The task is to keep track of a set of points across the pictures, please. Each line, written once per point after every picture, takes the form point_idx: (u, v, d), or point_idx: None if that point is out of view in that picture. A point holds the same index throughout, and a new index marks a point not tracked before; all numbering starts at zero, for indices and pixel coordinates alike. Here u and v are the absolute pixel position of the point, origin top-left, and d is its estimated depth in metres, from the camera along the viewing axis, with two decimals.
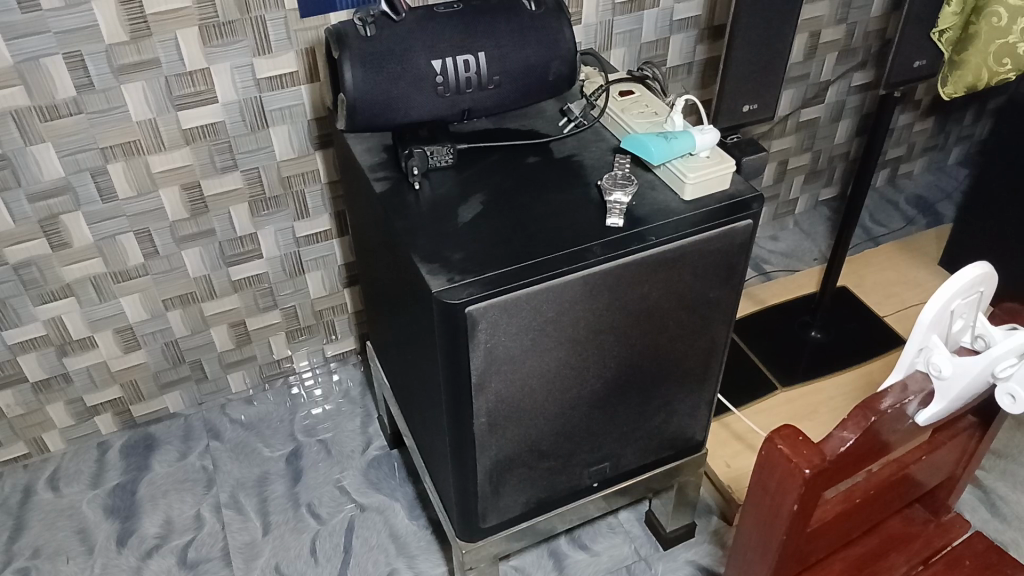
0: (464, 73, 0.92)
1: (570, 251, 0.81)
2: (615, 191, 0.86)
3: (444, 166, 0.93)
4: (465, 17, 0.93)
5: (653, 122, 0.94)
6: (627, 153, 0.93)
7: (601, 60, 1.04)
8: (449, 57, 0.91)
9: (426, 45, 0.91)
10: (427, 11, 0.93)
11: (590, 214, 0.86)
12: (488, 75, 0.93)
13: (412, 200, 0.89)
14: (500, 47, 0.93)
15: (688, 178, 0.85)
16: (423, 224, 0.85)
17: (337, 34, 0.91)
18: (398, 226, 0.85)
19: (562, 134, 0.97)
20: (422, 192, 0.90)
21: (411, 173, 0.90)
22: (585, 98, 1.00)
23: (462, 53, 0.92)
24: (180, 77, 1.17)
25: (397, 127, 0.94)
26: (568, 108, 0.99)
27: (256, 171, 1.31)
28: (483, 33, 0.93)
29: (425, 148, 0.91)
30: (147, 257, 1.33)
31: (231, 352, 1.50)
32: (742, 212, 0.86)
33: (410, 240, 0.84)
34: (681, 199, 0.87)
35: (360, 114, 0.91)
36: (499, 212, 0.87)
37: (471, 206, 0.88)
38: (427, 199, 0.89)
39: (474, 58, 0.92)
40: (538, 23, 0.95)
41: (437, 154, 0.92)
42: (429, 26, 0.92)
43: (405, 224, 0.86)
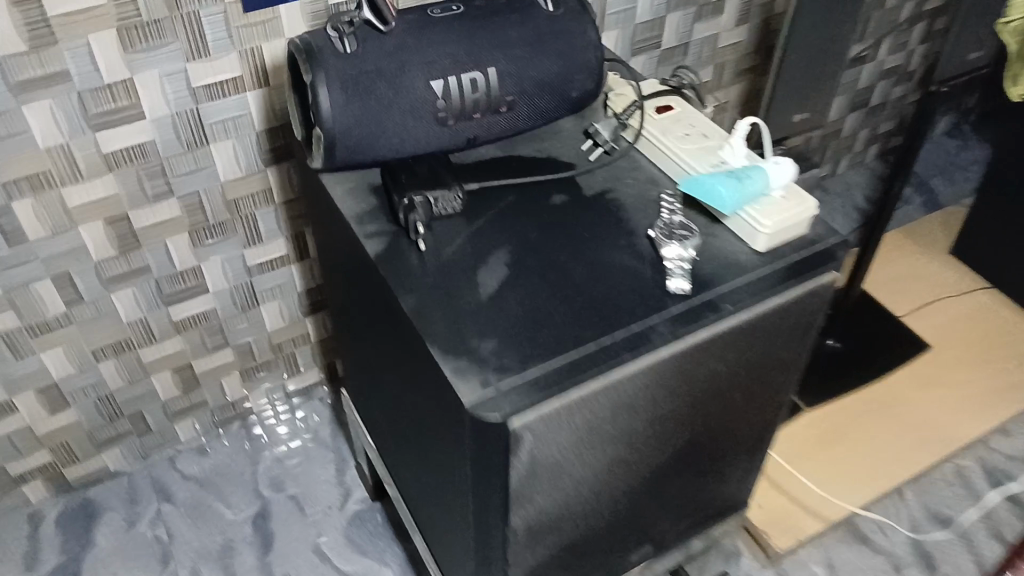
0: (471, 94, 0.73)
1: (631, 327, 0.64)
2: (673, 246, 0.69)
3: (451, 214, 0.75)
4: (468, 24, 0.74)
5: (704, 149, 0.77)
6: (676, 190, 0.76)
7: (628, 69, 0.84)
8: (452, 76, 0.72)
9: (424, 63, 0.71)
10: (420, 16, 0.74)
11: (646, 277, 0.69)
12: (500, 97, 0.75)
13: (416, 263, 0.70)
14: (513, 60, 0.74)
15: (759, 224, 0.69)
16: (438, 296, 0.67)
17: (307, 48, 0.71)
18: (404, 302, 0.67)
19: (590, 164, 0.79)
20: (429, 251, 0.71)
21: (414, 229, 0.71)
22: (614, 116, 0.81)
23: (468, 69, 0.73)
24: (98, 92, 0.94)
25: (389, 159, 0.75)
26: (592, 125, 0.81)
27: (196, 197, 1.09)
28: (494, 44, 0.74)
29: (428, 194, 0.72)
30: (69, 305, 1.10)
31: (177, 400, 1.30)
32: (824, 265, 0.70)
33: (422, 316, 0.65)
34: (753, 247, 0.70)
35: (341, 152, 0.72)
36: (531, 277, 0.69)
37: (494, 268, 0.70)
38: (437, 260, 0.70)
39: (484, 78, 0.73)
40: (557, 28, 0.76)
41: (443, 201, 0.73)
42: (426, 37, 0.72)
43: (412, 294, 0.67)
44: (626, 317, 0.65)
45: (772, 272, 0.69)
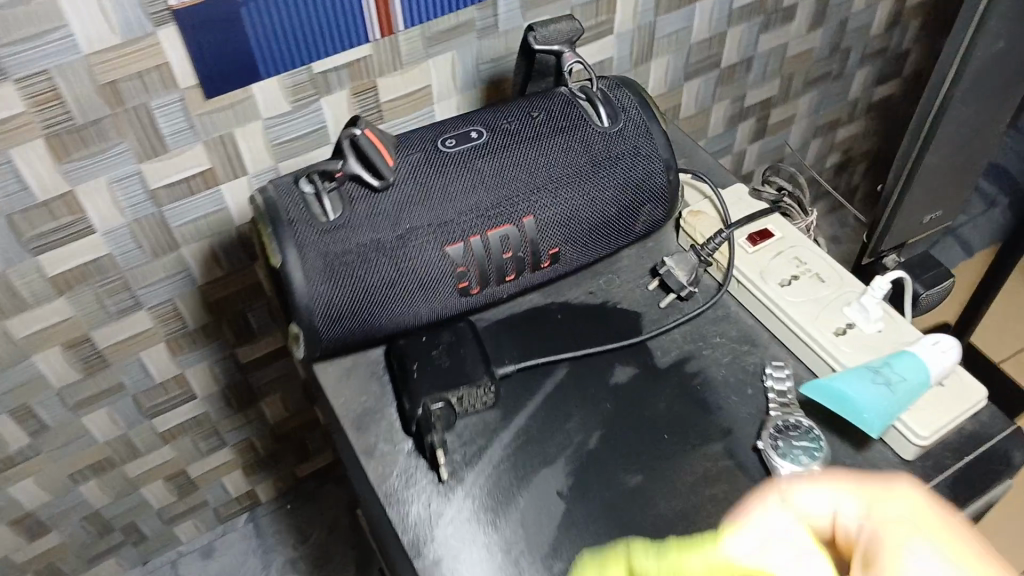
0: (502, 258, 0.54)
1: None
2: (789, 469, 0.51)
3: (480, 410, 0.56)
4: (496, 162, 0.53)
5: (819, 300, 0.57)
6: (784, 366, 0.58)
7: (703, 182, 0.64)
8: (477, 240, 0.53)
9: (437, 226, 0.52)
10: (429, 153, 0.54)
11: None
12: (541, 251, 0.55)
13: (436, 498, 0.52)
14: (559, 206, 0.54)
15: (911, 433, 0.51)
16: (473, 562, 0.49)
17: (273, 214, 0.51)
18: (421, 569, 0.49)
19: (665, 324, 0.60)
20: (455, 478, 0.53)
21: (431, 448, 0.52)
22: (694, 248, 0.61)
23: (499, 228, 0.53)
24: (32, 212, 0.74)
25: (394, 336, 0.57)
26: (664, 261, 0.61)
27: (168, 304, 0.90)
28: (532, 187, 0.54)
29: (450, 395, 0.54)
30: (33, 435, 0.93)
31: (175, 504, 1.14)
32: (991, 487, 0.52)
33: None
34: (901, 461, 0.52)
35: (329, 344, 0.54)
36: (596, 519, 0.51)
37: (546, 503, 0.52)
38: (466, 494, 0.52)
39: (518, 232, 0.54)
40: (618, 151, 0.56)
41: (470, 398, 0.55)
42: (439, 189, 0.52)
43: (436, 559, 0.49)
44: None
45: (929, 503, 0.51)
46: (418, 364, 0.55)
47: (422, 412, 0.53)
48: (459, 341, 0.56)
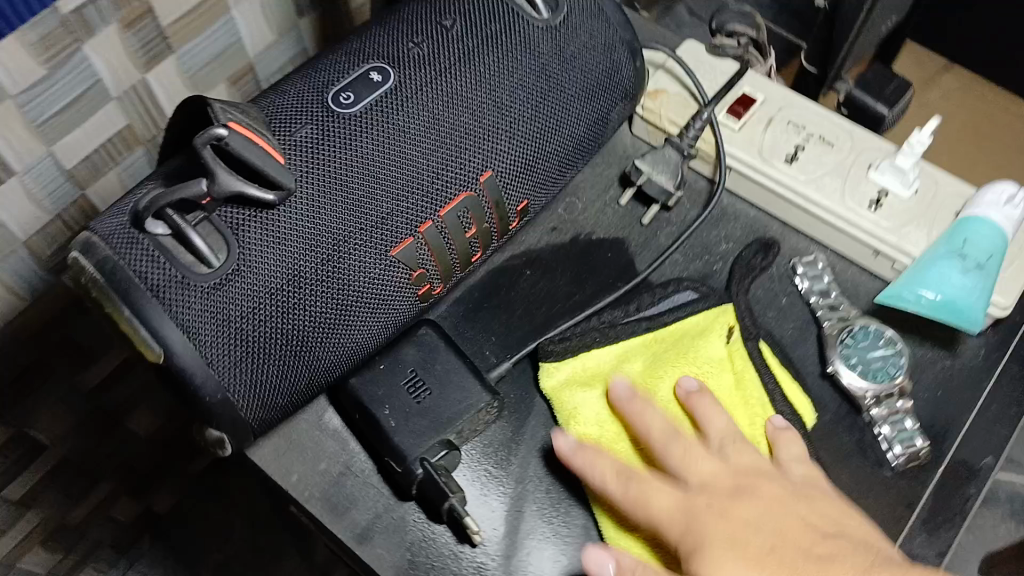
0: (461, 244, 0.39)
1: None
2: (876, 394, 0.43)
3: (484, 429, 0.43)
4: (426, 115, 0.37)
5: (838, 170, 0.47)
6: (813, 256, 0.47)
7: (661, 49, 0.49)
8: (428, 234, 0.38)
9: (374, 233, 0.36)
10: (325, 123, 0.36)
11: (851, 457, 0.43)
12: (509, 212, 0.41)
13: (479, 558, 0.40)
14: (519, 153, 0.39)
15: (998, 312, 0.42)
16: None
17: (125, 288, 0.33)
18: None
19: (664, 243, 0.48)
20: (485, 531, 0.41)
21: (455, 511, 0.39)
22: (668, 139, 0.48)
23: (452, 209, 0.38)
24: None
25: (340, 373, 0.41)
26: (637, 167, 0.48)
27: None
28: (482, 139, 0.38)
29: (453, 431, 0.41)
30: None
31: None
32: None
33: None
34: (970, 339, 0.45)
35: (262, 426, 0.38)
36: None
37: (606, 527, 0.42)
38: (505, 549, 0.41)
39: (479, 200, 0.39)
40: (573, 54, 0.40)
41: (475, 421, 0.42)
42: (360, 178, 0.36)
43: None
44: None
45: (1012, 377, 0.45)
46: (394, 408, 0.41)
47: (426, 474, 0.39)
48: (431, 355, 0.42)
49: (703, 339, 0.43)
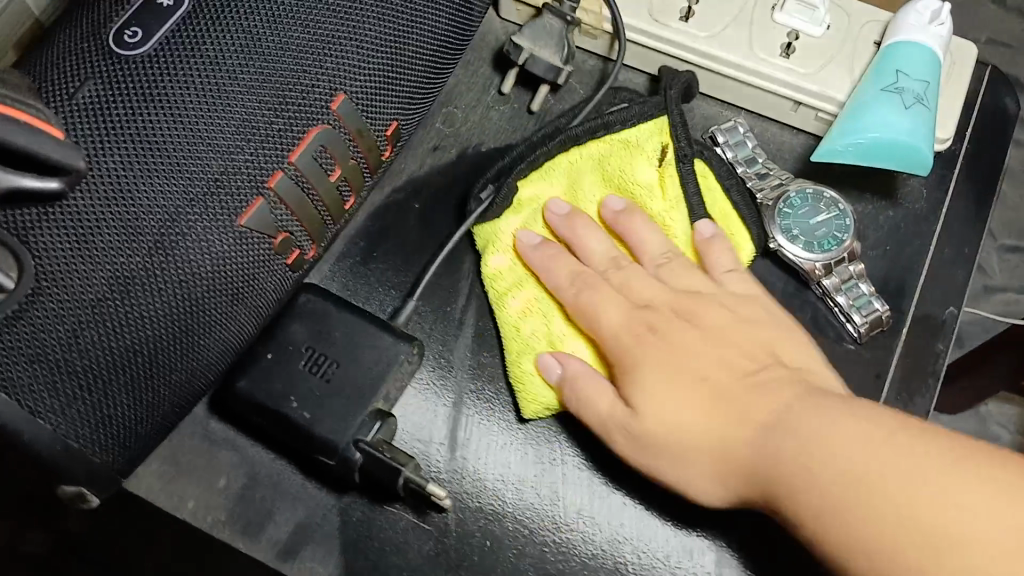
0: (326, 191, 0.32)
1: None
2: (826, 265, 0.38)
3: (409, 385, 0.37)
4: (240, 41, 0.29)
5: (740, 19, 0.40)
6: (726, 122, 0.41)
7: None
8: (281, 188, 0.30)
9: (209, 200, 0.28)
10: (112, 76, 0.28)
11: (810, 335, 0.38)
12: (378, 141, 0.33)
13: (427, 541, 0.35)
14: (370, 66, 0.32)
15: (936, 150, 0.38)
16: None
17: None
18: None
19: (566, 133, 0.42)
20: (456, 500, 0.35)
21: (417, 479, 0.33)
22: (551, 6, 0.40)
23: (304, 151, 0.30)
24: None
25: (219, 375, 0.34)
26: (517, 43, 0.41)
27: None
28: (320, 56, 0.30)
29: (384, 394, 0.34)
30: None
31: None
32: (1000, 151, 0.43)
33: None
34: (911, 178, 0.41)
35: (134, 466, 0.30)
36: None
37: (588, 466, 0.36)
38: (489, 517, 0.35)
39: (336, 131, 0.31)
40: None
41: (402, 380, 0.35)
42: (174, 138, 0.28)
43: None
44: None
45: (963, 210, 0.41)
46: (300, 398, 0.34)
47: (366, 457, 0.33)
48: (325, 322, 0.35)
49: (638, 147, 0.39)
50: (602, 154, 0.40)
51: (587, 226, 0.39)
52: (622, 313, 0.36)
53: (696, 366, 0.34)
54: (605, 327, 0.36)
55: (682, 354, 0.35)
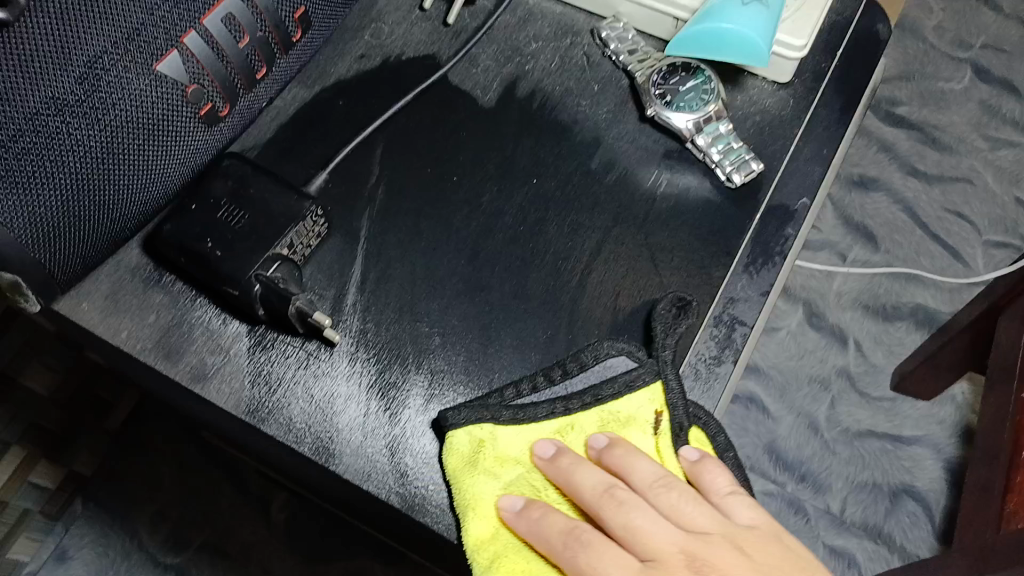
0: (233, 57, 0.38)
1: (713, 322, 0.41)
2: (697, 124, 0.44)
3: (314, 244, 0.42)
4: None
5: None
6: (616, 37, 0.47)
7: None
8: (192, 46, 0.37)
9: (132, 47, 0.35)
10: None
11: (675, 217, 0.43)
12: (285, 21, 0.40)
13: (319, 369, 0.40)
14: None
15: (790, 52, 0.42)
16: (421, 435, 0.39)
17: None
18: (336, 453, 0.38)
19: (475, 47, 0.48)
20: (344, 335, 0.41)
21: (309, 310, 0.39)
22: None
23: (214, 18, 0.37)
24: None
25: (145, 210, 0.40)
26: None
27: None
28: None
29: (286, 235, 0.40)
30: None
31: None
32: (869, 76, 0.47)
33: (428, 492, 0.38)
34: (777, 89, 0.45)
35: (61, 265, 0.37)
36: (562, 361, 0.39)
37: (462, 315, 0.41)
38: (373, 352, 0.40)
39: (244, 5, 0.38)
40: None
41: (302, 234, 0.41)
42: None
43: (390, 447, 0.38)
44: (700, 307, 0.41)
45: (827, 118, 0.45)
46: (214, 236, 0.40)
47: (264, 288, 0.39)
48: (242, 181, 0.41)
49: (631, 425, 0.37)
50: (608, 414, 0.38)
51: (575, 464, 0.35)
52: (600, 482, 0.35)
53: None
54: None
55: None
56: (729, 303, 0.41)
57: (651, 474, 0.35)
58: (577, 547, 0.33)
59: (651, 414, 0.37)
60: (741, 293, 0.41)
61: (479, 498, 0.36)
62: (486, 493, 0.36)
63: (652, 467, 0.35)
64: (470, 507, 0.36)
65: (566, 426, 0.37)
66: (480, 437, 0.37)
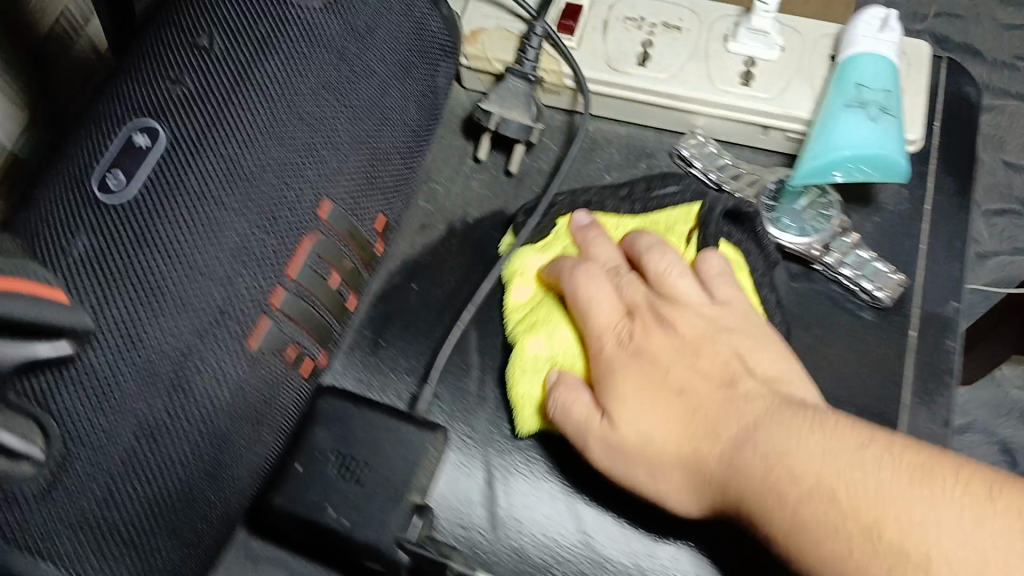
0: (327, 296, 0.32)
1: None
2: (824, 243, 0.40)
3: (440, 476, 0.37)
4: (221, 168, 0.29)
5: (695, 54, 0.41)
6: (700, 154, 0.42)
7: None
8: (284, 304, 0.31)
9: (219, 332, 0.29)
10: (104, 229, 0.28)
11: (823, 352, 0.39)
12: (368, 235, 0.34)
13: None
14: (349, 170, 0.32)
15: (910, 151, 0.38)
16: (539, 498, 0.37)
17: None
18: None
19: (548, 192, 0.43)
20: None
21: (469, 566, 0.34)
22: (512, 71, 0.41)
23: (299, 265, 0.31)
24: None
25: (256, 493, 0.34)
26: (484, 108, 0.41)
27: None
28: (299, 169, 0.31)
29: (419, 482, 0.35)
30: None
31: None
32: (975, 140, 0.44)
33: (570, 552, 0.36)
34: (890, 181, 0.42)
35: None
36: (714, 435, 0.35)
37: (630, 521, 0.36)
38: None
39: (327, 237, 0.32)
40: (372, 27, 0.33)
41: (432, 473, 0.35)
42: (173, 281, 0.28)
43: None
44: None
45: (947, 202, 0.42)
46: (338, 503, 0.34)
47: (414, 556, 0.33)
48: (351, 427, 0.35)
49: (672, 223, 0.40)
50: (654, 221, 0.40)
51: (598, 236, 0.39)
52: (612, 314, 0.37)
53: (672, 386, 0.35)
54: (598, 323, 0.37)
55: (658, 368, 0.36)
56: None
57: (668, 264, 0.38)
58: (576, 285, 0.38)
59: (687, 225, 0.40)
60: (926, 431, 0.37)
61: (535, 320, 0.38)
62: (545, 317, 0.38)
63: (676, 262, 0.38)
64: (514, 275, 0.40)
65: (609, 223, 0.41)
66: (535, 219, 0.40)
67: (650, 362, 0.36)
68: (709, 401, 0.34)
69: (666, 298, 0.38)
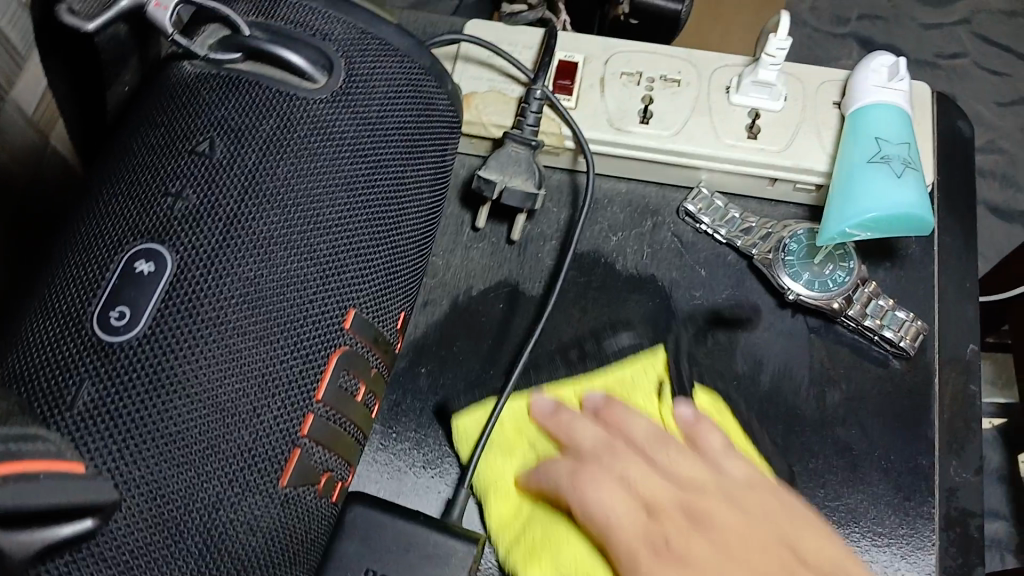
0: (357, 412, 0.30)
1: (943, 525, 0.36)
2: (847, 298, 0.39)
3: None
4: (236, 292, 0.26)
5: (698, 108, 0.40)
6: (707, 209, 0.41)
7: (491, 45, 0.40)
8: (316, 432, 0.28)
9: (251, 475, 0.26)
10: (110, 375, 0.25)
11: (852, 409, 0.38)
12: (390, 336, 0.31)
13: None
14: (369, 273, 0.30)
15: None
16: None
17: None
18: None
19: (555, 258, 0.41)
20: None
21: None
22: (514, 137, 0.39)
23: (328, 386, 0.28)
24: None
25: None
26: (485, 177, 0.39)
27: None
28: (319, 281, 0.28)
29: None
30: None
31: None
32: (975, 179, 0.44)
33: None
34: None
35: None
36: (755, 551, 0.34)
37: None
38: None
39: (353, 351, 0.29)
40: (381, 113, 0.30)
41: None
42: (195, 426, 0.25)
43: None
44: (923, 508, 0.36)
45: (955, 244, 0.42)
46: None
47: None
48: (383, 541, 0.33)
49: (645, 379, 0.36)
50: (614, 379, 0.37)
51: (568, 419, 0.35)
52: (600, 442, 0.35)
53: (698, 526, 0.33)
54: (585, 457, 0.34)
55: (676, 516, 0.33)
56: (950, 495, 0.37)
57: (648, 432, 0.35)
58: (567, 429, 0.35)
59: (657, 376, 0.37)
60: (959, 480, 0.37)
61: (500, 469, 0.35)
62: (506, 468, 0.35)
63: (650, 426, 0.35)
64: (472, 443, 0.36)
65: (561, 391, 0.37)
66: (518, 391, 0.37)
67: (651, 491, 0.34)
68: (734, 553, 0.32)
69: (660, 472, 0.34)
